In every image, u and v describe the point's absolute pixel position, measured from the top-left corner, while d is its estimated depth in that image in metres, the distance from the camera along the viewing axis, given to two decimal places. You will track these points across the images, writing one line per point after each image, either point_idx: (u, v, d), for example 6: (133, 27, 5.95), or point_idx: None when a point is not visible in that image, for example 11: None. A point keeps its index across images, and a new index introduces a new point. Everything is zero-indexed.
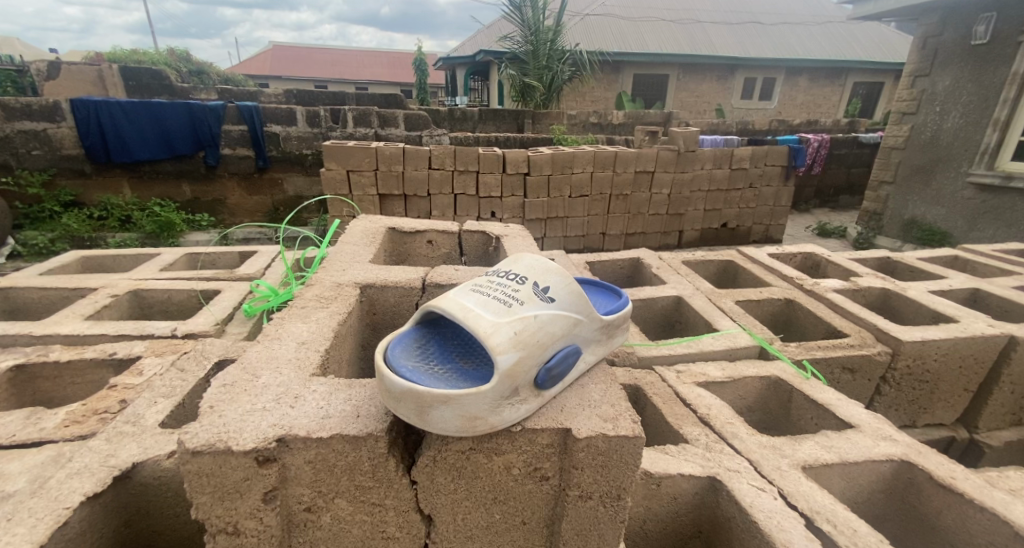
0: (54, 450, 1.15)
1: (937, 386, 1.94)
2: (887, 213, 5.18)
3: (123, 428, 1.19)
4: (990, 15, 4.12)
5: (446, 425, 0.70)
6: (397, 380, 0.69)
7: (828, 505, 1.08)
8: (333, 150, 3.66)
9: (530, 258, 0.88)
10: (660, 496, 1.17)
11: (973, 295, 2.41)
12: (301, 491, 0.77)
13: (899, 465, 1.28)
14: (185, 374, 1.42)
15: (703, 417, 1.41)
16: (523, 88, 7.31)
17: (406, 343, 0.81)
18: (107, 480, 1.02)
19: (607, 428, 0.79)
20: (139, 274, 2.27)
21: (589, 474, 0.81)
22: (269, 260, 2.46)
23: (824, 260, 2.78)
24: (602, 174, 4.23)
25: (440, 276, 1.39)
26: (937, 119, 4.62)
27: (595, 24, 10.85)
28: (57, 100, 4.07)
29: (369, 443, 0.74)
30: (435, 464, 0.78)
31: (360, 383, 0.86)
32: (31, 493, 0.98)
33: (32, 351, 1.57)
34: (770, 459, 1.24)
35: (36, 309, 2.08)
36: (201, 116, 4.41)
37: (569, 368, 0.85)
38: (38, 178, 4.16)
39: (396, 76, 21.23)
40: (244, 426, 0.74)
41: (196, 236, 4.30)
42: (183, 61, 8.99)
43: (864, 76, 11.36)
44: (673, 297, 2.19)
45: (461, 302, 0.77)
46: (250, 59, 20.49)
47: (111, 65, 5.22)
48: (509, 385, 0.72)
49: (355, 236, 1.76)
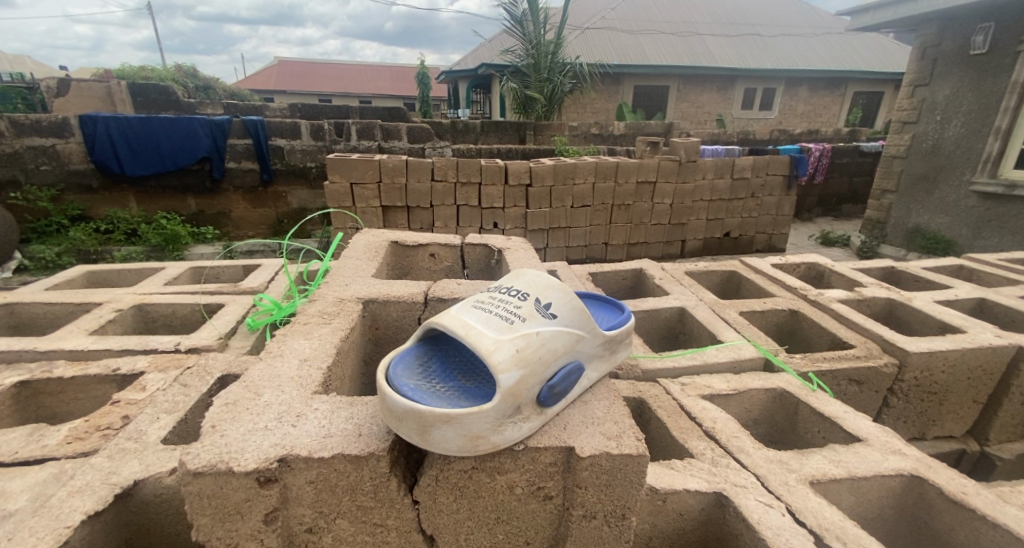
0: (56, 468, 1.14)
1: (946, 398, 1.92)
2: (890, 222, 5.16)
3: (125, 444, 1.18)
4: (989, 25, 4.13)
5: (448, 445, 0.70)
6: (399, 399, 0.69)
7: (838, 521, 1.06)
8: (338, 163, 3.69)
9: (532, 274, 0.88)
10: (666, 512, 1.16)
11: (980, 305, 2.39)
12: (303, 511, 0.77)
13: (908, 480, 1.26)
14: (187, 388, 1.41)
15: (708, 431, 1.39)
16: (524, 100, 7.39)
17: (407, 360, 0.81)
18: (108, 498, 1.02)
19: (612, 446, 0.78)
20: (143, 288, 2.28)
21: (593, 493, 0.80)
22: (273, 273, 2.46)
23: (828, 270, 2.77)
24: (603, 184, 4.25)
25: (442, 290, 1.39)
26: (938, 127, 4.63)
27: (595, 37, 10.99)
28: (66, 116, 4.14)
29: (371, 463, 0.74)
30: (437, 484, 0.77)
31: (362, 401, 0.86)
32: (32, 512, 0.98)
33: (36, 367, 1.57)
34: (777, 473, 1.22)
35: (41, 324, 2.09)
36: (207, 131, 4.45)
37: (571, 386, 0.84)
38: (47, 193, 4.21)
39: (400, 90, 21.53)
40: (246, 446, 0.74)
41: (200, 250, 4.33)
42: (189, 76, 9.14)
43: (864, 86, 11.45)
44: (676, 308, 2.18)
45: (463, 319, 0.78)
46: (255, 74, 20.81)
47: (120, 82, 5.30)
48: (511, 403, 0.71)
49: (358, 250, 1.76)
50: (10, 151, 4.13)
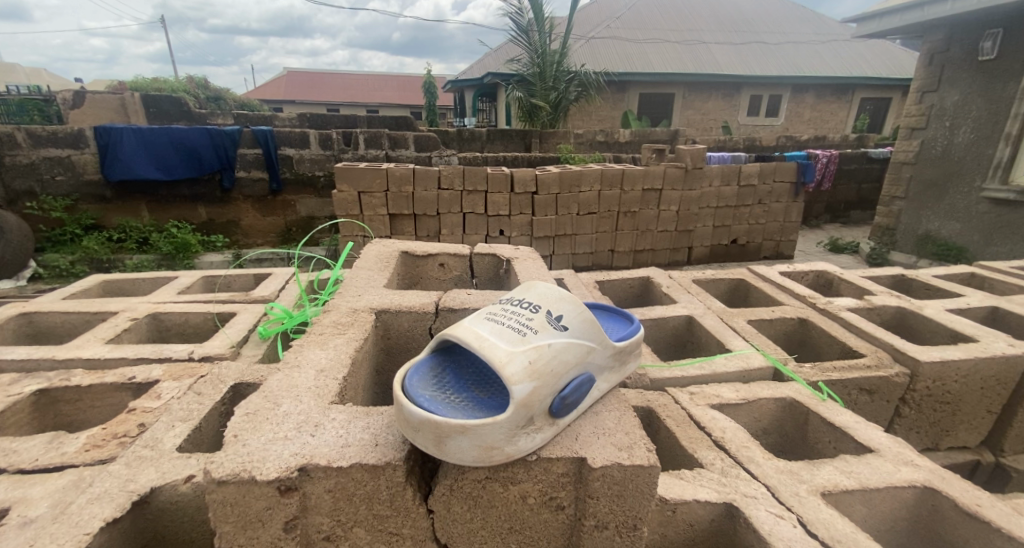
0: (75, 475, 1.17)
1: (960, 408, 1.90)
2: (899, 229, 5.13)
3: (142, 452, 1.20)
4: (996, 32, 4.13)
5: (463, 455, 0.72)
6: (416, 410, 0.71)
7: (850, 533, 1.05)
8: (346, 173, 3.75)
9: (543, 286, 0.90)
10: (677, 522, 1.16)
11: (992, 313, 2.37)
12: (321, 519, 0.78)
13: (921, 491, 1.25)
14: (201, 397, 1.43)
15: (718, 441, 1.39)
16: (530, 109, 7.47)
17: (422, 372, 0.82)
18: (126, 505, 1.04)
19: (623, 457, 0.79)
20: (157, 297, 2.32)
21: (606, 503, 0.80)
22: (284, 282, 2.49)
23: (836, 278, 2.76)
24: (609, 192, 4.26)
25: (453, 300, 1.41)
26: (947, 133, 4.61)
27: (600, 46, 11.08)
28: (81, 127, 4.23)
29: (388, 472, 0.75)
30: (451, 493, 0.79)
31: (378, 411, 0.87)
32: (53, 519, 1.00)
33: (55, 376, 1.60)
34: (788, 484, 1.22)
35: (58, 332, 2.14)
36: (217, 142, 4.51)
37: (582, 397, 0.85)
38: (62, 203, 4.31)
39: (407, 99, 21.80)
40: (267, 455, 0.76)
41: (211, 258, 4.40)
42: (201, 87, 9.31)
43: (871, 92, 11.42)
44: (684, 317, 2.19)
45: (476, 331, 0.79)
46: (265, 83, 21.11)
47: (133, 94, 5.45)
48: (524, 414, 0.73)
49: (369, 260, 1.79)
50: (26, 162, 4.23)
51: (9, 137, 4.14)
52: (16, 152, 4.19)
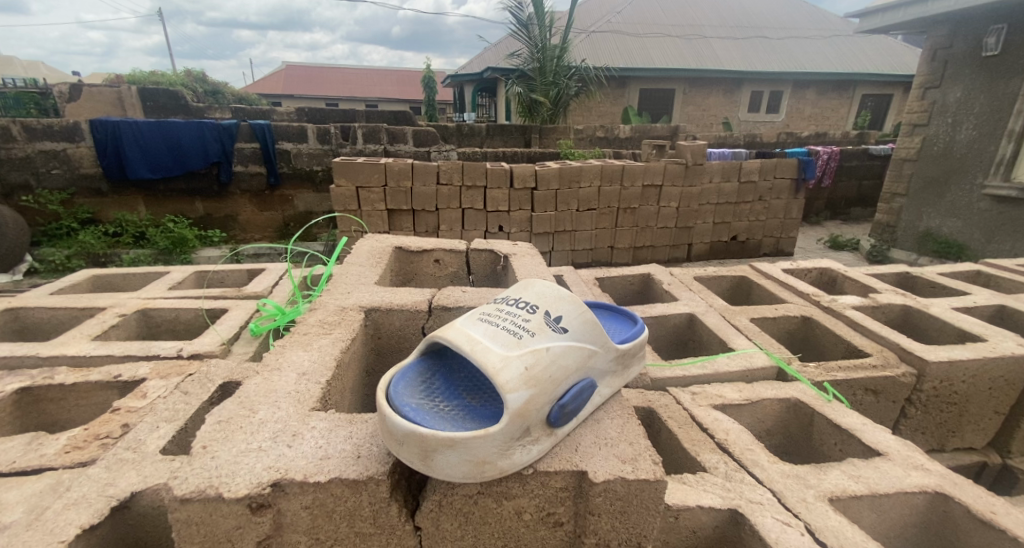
0: (53, 478, 1.12)
1: (967, 409, 1.85)
2: (900, 226, 5.07)
3: (124, 455, 1.14)
4: (1000, 27, 4.06)
5: (452, 471, 0.66)
6: (401, 421, 0.66)
7: (859, 541, 1.00)
8: (343, 167, 3.67)
9: (542, 284, 0.84)
10: (679, 529, 1.11)
11: (999, 312, 2.32)
12: (297, 537, 0.73)
13: (933, 497, 1.20)
14: (188, 397, 1.38)
15: (721, 443, 1.35)
16: (530, 104, 7.39)
17: (410, 378, 0.77)
18: (103, 512, 0.98)
19: (626, 470, 0.74)
20: (148, 293, 2.25)
21: (607, 520, 0.75)
22: (277, 278, 2.43)
23: (840, 276, 2.71)
24: (609, 188, 4.20)
25: (447, 298, 1.36)
26: (948, 130, 4.55)
27: (600, 41, 10.98)
28: (77, 120, 4.16)
29: (370, 487, 0.70)
30: (440, 509, 0.73)
31: (362, 419, 0.82)
32: (26, 525, 0.95)
33: (38, 374, 1.54)
34: (795, 490, 1.17)
35: (46, 329, 2.08)
36: (214, 136, 4.45)
37: (583, 404, 0.80)
38: (57, 197, 4.24)
39: (406, 95, 21.71)
40: (237, 470, 0.70)
41: (206, 253, 4.34)
42: (198, 81, 9.23)
43: (872, 88, 11.34)
44: (686, 314, 2.14)
45: (468, 333, 0.74)
46: (264, 77, 20.98)
47: (130, 87, 5.37)
48: (519, 425, 0.67)
49: (362, 256, 1.73)
50: (21, 155, 4.16)
51: (4, 130, 4.07)
52: (11, 145, 4.12)
